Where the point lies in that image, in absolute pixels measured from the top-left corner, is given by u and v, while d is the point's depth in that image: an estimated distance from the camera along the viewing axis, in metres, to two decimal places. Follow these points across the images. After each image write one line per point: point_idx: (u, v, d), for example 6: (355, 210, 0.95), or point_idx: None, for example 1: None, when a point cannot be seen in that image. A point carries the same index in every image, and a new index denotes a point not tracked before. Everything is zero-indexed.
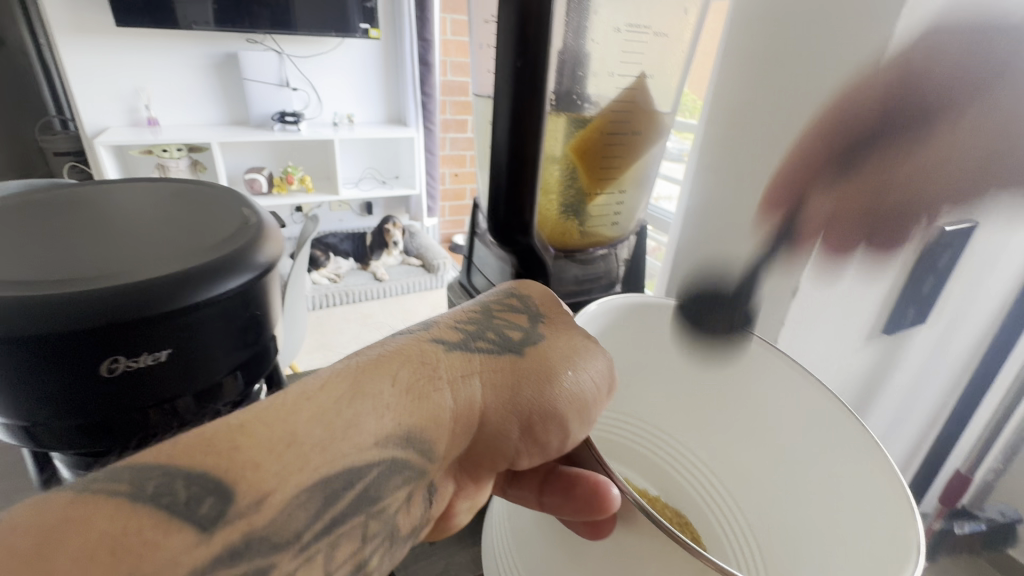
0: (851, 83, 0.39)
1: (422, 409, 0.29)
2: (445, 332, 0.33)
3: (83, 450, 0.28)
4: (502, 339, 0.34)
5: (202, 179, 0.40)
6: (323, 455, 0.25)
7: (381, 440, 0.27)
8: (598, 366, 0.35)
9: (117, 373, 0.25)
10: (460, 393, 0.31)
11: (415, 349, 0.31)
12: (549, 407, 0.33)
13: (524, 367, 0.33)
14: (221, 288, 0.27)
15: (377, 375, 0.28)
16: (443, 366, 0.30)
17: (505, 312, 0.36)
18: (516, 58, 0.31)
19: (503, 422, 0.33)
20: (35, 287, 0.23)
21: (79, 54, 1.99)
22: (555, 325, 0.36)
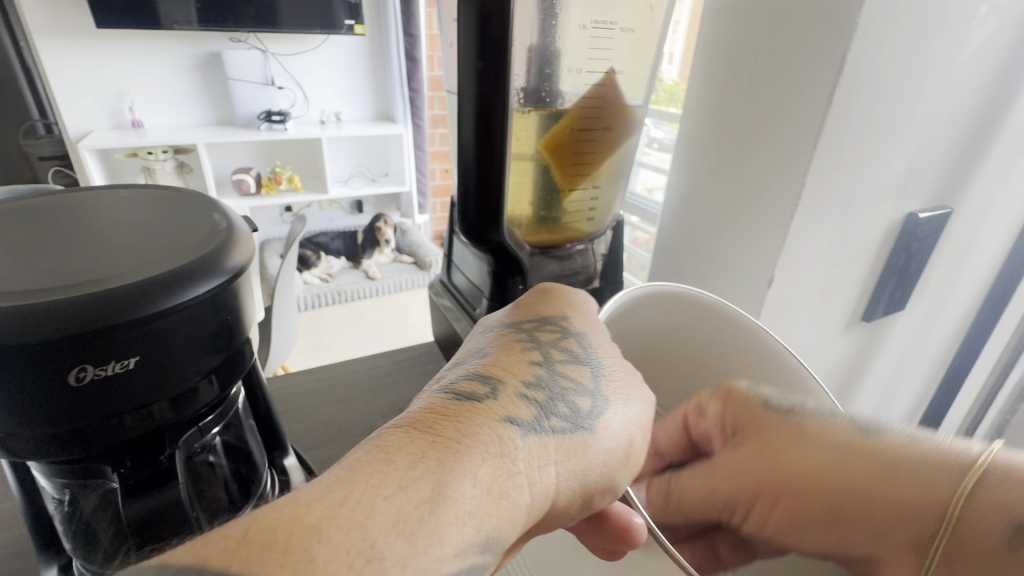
0: (816, 76, 0.40)
1: (502, 509, 0.26)
2: (514, 407, 0.30)
3: (57, 459, 0.28)
4: (571, 413, 0.31)
5: (177, 185, 0.40)
6: (405, 573, 0.21)
7: (462, 550, 0.23)
8: (642, 413, 0.35)
9: (86, 381, 0.25)
10: (537, 482, 0.28)
11: (489, 434, 0.27)
12: (611, 482, 0.32)
13: (594, 446, 0.31)
14: (190, 293, 0.27)
15: (458, 473, 0.25)
16: (521, 457, 0.27)
17: (565, 368, 0.34)
18: (478, 58, 0.31)
19: (569, 505, 0.30)
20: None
21: (60, 56, 1.97)
22: (613, 384, 0.35)
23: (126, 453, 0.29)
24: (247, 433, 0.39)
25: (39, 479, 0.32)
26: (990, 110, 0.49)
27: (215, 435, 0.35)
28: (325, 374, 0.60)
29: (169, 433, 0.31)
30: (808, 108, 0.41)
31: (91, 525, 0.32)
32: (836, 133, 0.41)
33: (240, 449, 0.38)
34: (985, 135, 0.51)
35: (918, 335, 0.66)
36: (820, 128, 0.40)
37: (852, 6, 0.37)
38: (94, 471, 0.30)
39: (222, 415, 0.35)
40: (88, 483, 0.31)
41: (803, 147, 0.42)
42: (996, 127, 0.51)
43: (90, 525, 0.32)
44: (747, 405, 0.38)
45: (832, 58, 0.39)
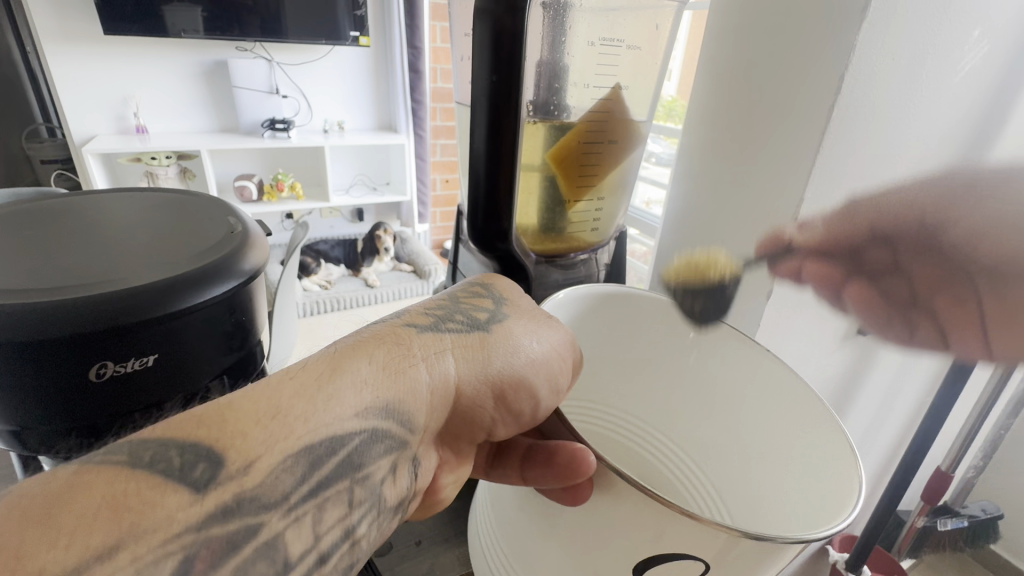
0: (816, 95, 0.41)
1: (397, 384, 0.29)
2: (417, 317, 0.34)
3: (71, 455, 0.29)
4: (470, 319, 0.34)
5: (192, 190, 0.41)
6: (306, 425, 0.26)
7: (360, 412, 0.28)
8: (555, 336, 0.36)
9: (105, 378, 0.26)
10: (432, 373, 0.31)
11: (390, 334, 0.31)
12: (519, 378, 0.34)
13: (493, 345, 0.34)
14: (208, 294, 0.28)
15: (353, 356, 0.29)
16: (414, 347, 0.31)
17: (473, 296, 0.37)
18: (491, 72, 0.32)
19: (476, 395, 0.33)
20: (20, 295, 0.24)
21: (67, 62, 1.99)
22: (518, 304, 0.37)
23: None
24: None
25: (50, 474, 0.32)
26: None
27: None
28: None
29: None
30: (807, 124, 0.42)
31: None
32: (836, 150, 0.43)
33: None
34: None
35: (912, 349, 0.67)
36: (819, 144, 0.42)
37: (850, 28, 0.38)
38: None
39: None
40: None
41: (802, 162, 0.43)
42: None
43: None
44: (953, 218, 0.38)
45: (830, 77, 0.40)
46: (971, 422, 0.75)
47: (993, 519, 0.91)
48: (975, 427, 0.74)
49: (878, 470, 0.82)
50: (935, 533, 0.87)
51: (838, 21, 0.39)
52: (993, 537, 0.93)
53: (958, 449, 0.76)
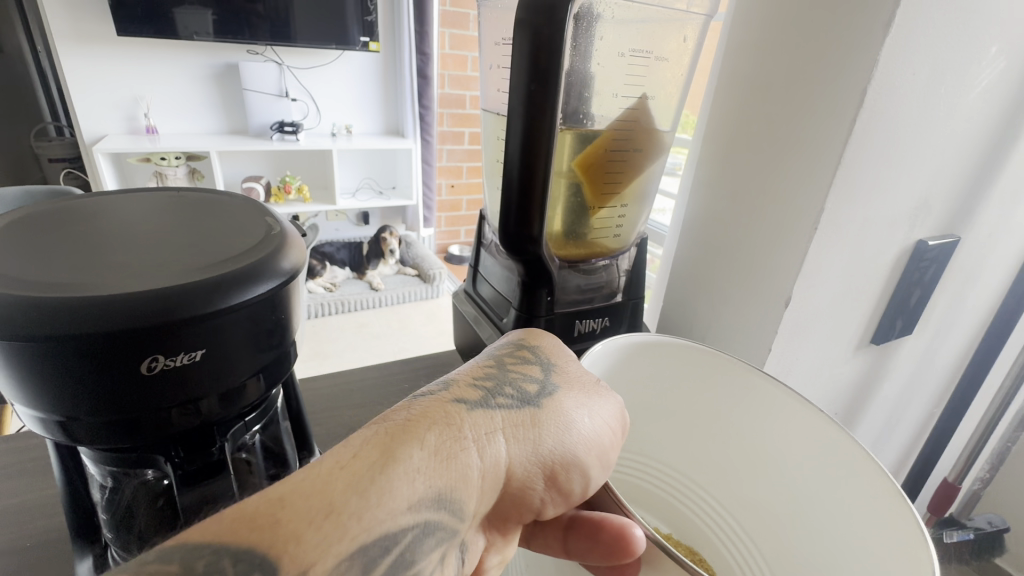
0: (838, 107, 0.42)
1: (451, 470, 0.28)
2: (464, 391, 0.33)
3: (112, 447, 0.29)
4: (519, 394, 0.34)
5: (222, 191, 0.41)
6: (360, 523, 0.24)
7: (415, 504, 0.26)
8: (605, 408, 0.37)
9: (155, 371, 0.27)
10: (485, 457, 0.30)
11: (438, 411, 0.30)
12: (570, 457, 0.34)
13: (544, 422, 0.34)
14: (253, 291, 0.28)
15: (406, 441, 0.28)
16: (468, 426, 0.30)
17: (517, 364, 0.37)
18: (529, 80, 0.33)
19: (528, 476, 0.33)
20: (77, 288, 0.25)
21: (79, 62, 2.01)
22: (564, 374, 0.38)
23: (175, 444, 0.30)
24: (281, 434, 0.40)
25: (86, 464, 0.33)
26: (998, 142, 0.51)
27: (254, 433, 0.36)
28: (345, 379, 0.61)
29: (216, 428, 0.32)
30: (828, 136, 0.43)
31: (131, 510, 0.33)
32: (856, 162, 0.43)
33: (273, 450, 0.39)
34: (991, 168, 0.53)
35: (922, 361, 0.67)
36: (840, 156, 0.42)
37: (873, 41, 0.39)
38: (144, 460, 0.31)
39: (263, 414, 0.36)
40: (134, 470, 0.32)
41: (823, 172, 0.44)
42: (1001, 159, 0.53)
43: (130, 510, 0.33)
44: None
45: (852, 90, 0.41)
46: (980, 434, 0.75)
47: (999, 532, 0.91)
48: (983, 440, 0.74)
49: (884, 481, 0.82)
50: (942, 546, 0.87)
51: (861, 35, 0.40)
52: (999, 551, 0.93)
53: (966, 461, 0.77)
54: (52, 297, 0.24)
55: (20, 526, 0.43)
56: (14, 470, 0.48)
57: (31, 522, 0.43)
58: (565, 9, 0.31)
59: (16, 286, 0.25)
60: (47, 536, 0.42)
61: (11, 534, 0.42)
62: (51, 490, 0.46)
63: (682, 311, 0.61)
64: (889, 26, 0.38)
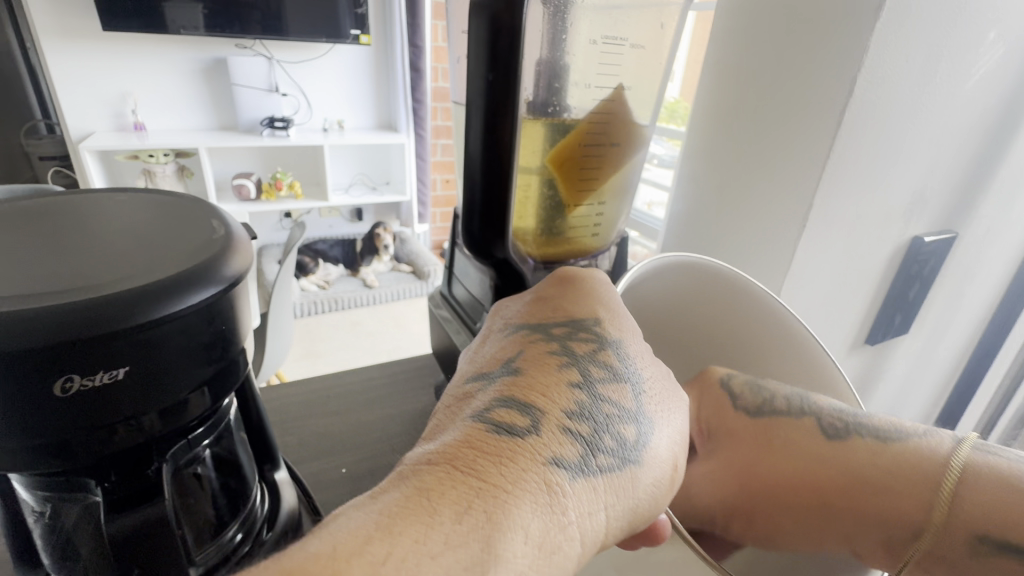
0: (826, 101, 0.40)
1: (554, 565, 0.24)
2: (560, 444, 0.27)
3: (41, 472, 0.27)
4: (619, 446, 0.29)
5: (174, 192, 0.39)
6: None
7: None
8: (678, 428, 0.33)
9: (72, 392, 0.24)
10: (588, 529, 0.26)
11: (537, 483, 0.25)
12: (656, 513, 0.30)
13: (642, 479, 0.29)
14: (187, 301, 0.26)
15: (508, 535, 0.22)
16: (571, 506, 0.25)
17: (608, 385, 0.31)
18: (488, 70, 0.31)
19: (617, 541, 0.28)
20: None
21: (65, 58, 1.97)
22: (653, 400, 0.32)
23: (111, 467, 0.28)
24: (237, 446, 0.38)
25: (18, 491, 0.30)
26: (997, 132, 0.49)
27: (205, 446, 0.34)
28: (322, 383, 0.59)
29: (156, 446, 0.30)
30: (815, 129, 0.41)
31: (70, 540, 0.30)
32: (846, 156, 0.41)
33: (230, 461, 0.37)
34: (990, 160, 0.51)
35: (919, 360, 0.65)
36: (829, 151, 0.40)
37: (864, 27, 0.37)
38: (75, 484, 0.29)
39: (213, 427, 0.34)
40: (72, 496, 0.29)
41: (811, 166, 0.42)
42: (1000, 152, 0.51)
43: (69, 540, 0.31)
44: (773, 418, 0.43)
45: (841, 80, 0.39)
46: None
47: None
48: None
49: None
50: None
51: (850, 20, 0.37)
52: None
53: None
54: None
55: None
56: None
57: None
58: None
59: None
60: None
61: None
62: None
63: None
64: (880, 10, 0.36)
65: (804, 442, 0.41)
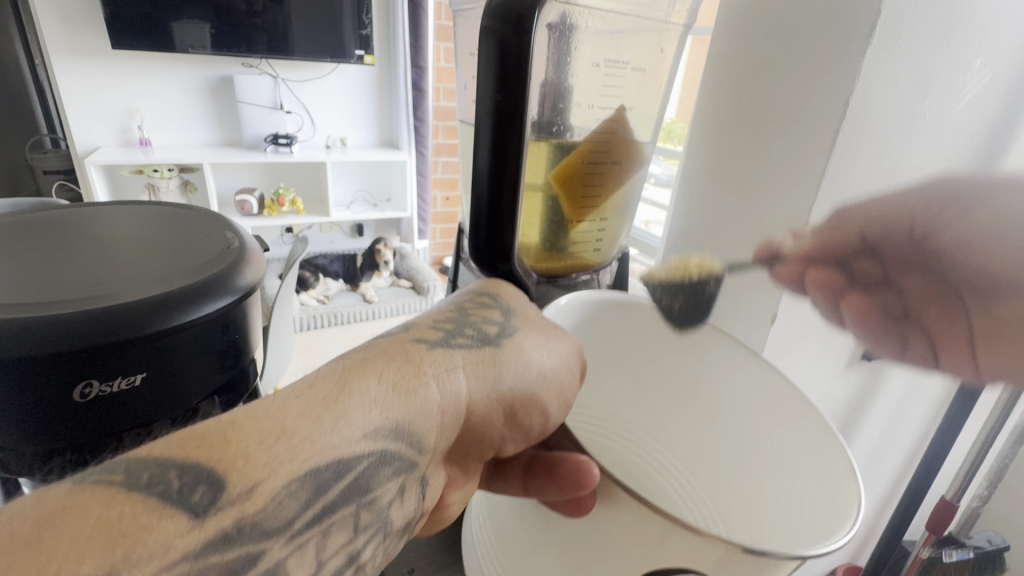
0: (819, 122, 0.41)
1: (408, 404, 0.29)
2: (425, 333, 0.33)
3: (53, 476, 0.27)
4: (480, 333, 0.34)
5: (189, 204, 0.40)
6: (313, 447, 0.25)
7: (369, 433, 0.27)
8: (563, 344, 0.36)
9: (90, 398, 0.25)
10: (445, 387, 0.30)
11: (397, 349, 0.31)
12: (527, 394, 0.34)
13: (503, 359, 0.33)
14: (203, 310, 0.27)
15: (361, 374, 0.28)
16: (426, 363, 0.30)
17: (479, 306, 0.36)
18: (496, 91, 0.32)
19: (486, 412, 0.33)
20: (23, 308, 0.23)
21: (74, 74, 2.01)
22: (528, 316, 0.37)
23: None
24: None
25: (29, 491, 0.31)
26: None
27: None
28: None
29: None
30: (810, 149, 0.42)
31: None
32: (841, 177, 0.43)
33: None
34: None
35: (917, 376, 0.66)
36: (823, 170, 0.42)
37: (855, 54, 0.38)
38: None
39: None
40: None
41: (807, 184, 0.43)
42: None
43: None
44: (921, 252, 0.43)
45: (834, 103, 0.40)
46: (975, 454, 0.73)
47: (1000, 551, 0.87)
48: (981, 456, 0.72)
49: (881, 497, 0.80)
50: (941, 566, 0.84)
51: (842, 47, 0.39)
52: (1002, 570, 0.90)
53: (963, 479, 0.75)
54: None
55: None
56: None
57: None
58: (533, 17, 0.30)
59: None
60: None
61: None
62: None
63: None
64: (870, 39, 0.37)
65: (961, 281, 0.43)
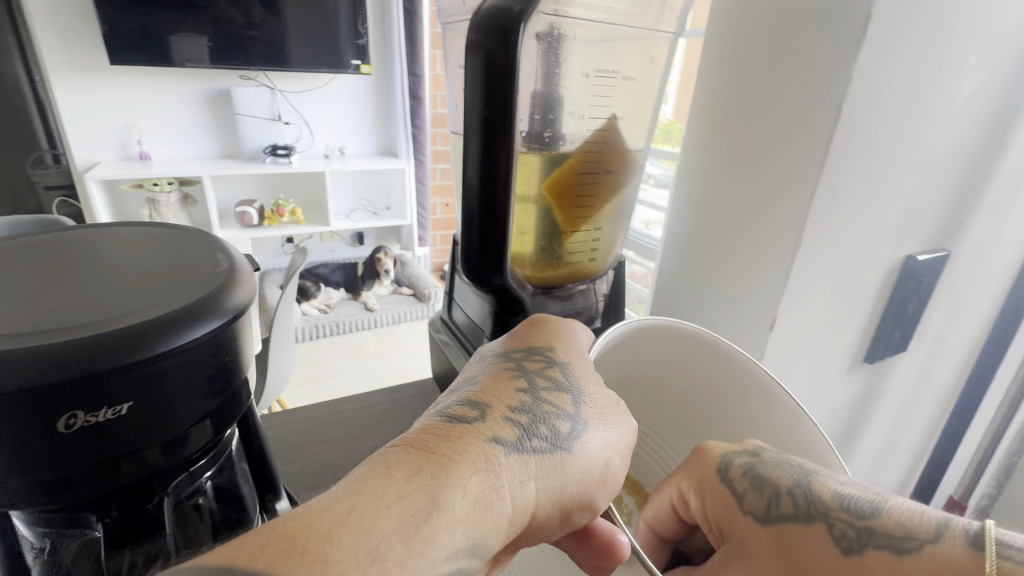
0: (816, 127, 0.41)
1: (487, 519, 0.27)
2: (501, 427, 0.31)
3: (41, 508, 0.27)
4: (553, 433, 0.32)
5: (178, 224, 0.40)
6: (403, 572, 0.23)
7: (452, 554, 0.25)
8: (622, 438, 0.36)
9: (74, 428, 0.24)
10: (518, 496, 0.29)
11: (476, 450, 0.29)
12: (588, 498, 0.33)
13: (571, 465, 0.32)
14: (191, 333, 0.26)
15: (448, 487, 0.26)
16: (504, 472, 0.29)
17: (549, 390, 0.35)
18: (483, 106, 0.32)
19: (548, 519, 0.31)
20: (7, 338, 0.23)
21: (72, 91, 2.02)
22: (594, 407, 0.36)
23: (111, 503, 0.28)
24: (238, 478, 0.37)
25: (19, 526, 0.29)
26: (982, 156, 0.50)
27: (208, 477, 0.34)
28: (323, 410, 0.59)
29: (157, 481, 0.29)
30: (807, 154, 0.42)
31: None
32: (835, 181, 0.42)
33: (230, 495, 0.36)
34: (977, 182, 0.52)
35: (919, 377, 0.65)
36: (819, 174, 0.41)
37: (847, 57, 0.38)
38: (73, 520, 0.28)
39: (213, 459, 0.34)
40: (68, 531, 0.29)
41: (804, 189, 0.42)
42: (986, 173, 0.52)
43: None
44: (735, 483, 0.38)
45: (828, 107, 0.40)
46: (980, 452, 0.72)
47: None
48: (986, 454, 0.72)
49: None
50: None
51: (833, 51, 0.39)
52: None
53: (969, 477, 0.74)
54: None
55: None
56: None
57: None
58: (519, 30, 0.30)
59: None
60: None
61: None
62: None
63: None
64: (861, 42, 0.37)
65: (790, 489, 0.36)
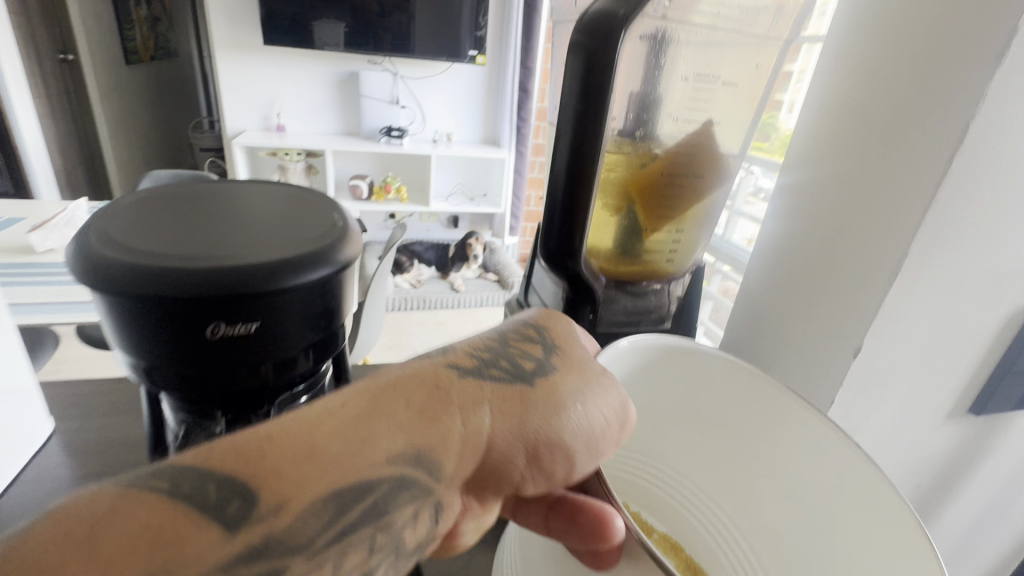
0: (930, 140, 0.37)
1: (430, 431, 0.28)
2: (460, 359, 0.33)
3: (182, 396, 0.34)
4: (515, 368, 0.34)
5: (306, 186, 0.47)
6: (338, 467, 0.25)
7: (393, 457, 0.26)
8: (602, 393, 0.35)
9: (217, 335, 0.30)
10: (468, 418, 0.30)
11: (429, 374, 0.31)
12: (555, 436, 0.32)
13: (533, 399, 0.33)
14: (310, 275, 0.31)
15: (390, 397, 0.28)
16: (455, 393, 0.30)
17: (521, 342, 0.37)
18: (580, 101, 0.34)
19: (510, 451, 0.31)
20: (176, 259, 0.29)
21: (231, 67, 2.32)
22: (568, 358, 0.36)
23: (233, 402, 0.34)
24: None
25: (166, 411, 0.37)
26: None
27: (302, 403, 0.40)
28: None
29: (267, 394, 0.35)
30: (918, 171, 0.38)
31: None
32: (951, 203, 0.38)
33: None
34: None
35: None
36: (932, 195, 0.37)
37: (978, 77, 0.34)
38: (205, 412, 0.35)
39: (311, 387, 0.39)
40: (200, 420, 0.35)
41: (909, 211, 0.39)
42: None
43: None
44: None
45: (948, 122, 0.36)
46: None
47: None
48: None
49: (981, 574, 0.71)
50: None
51: (965, 68, 0.35)
52: None
53: None
54: (158, 265, 0.28)
55: (96, 457, 0.48)
56: (110, 407, 0.55)
57: (108, 457, 0.48)
58: (622, 30, 0.32)
59: (129, 253, 0.29)
60: (117, 468, 0.48)
61: (87, 462, 0.48)
62: (132, 431, 0.52)
63: (743, 346, 0.57)
64: (1002, 57, 0.33)
65: None
